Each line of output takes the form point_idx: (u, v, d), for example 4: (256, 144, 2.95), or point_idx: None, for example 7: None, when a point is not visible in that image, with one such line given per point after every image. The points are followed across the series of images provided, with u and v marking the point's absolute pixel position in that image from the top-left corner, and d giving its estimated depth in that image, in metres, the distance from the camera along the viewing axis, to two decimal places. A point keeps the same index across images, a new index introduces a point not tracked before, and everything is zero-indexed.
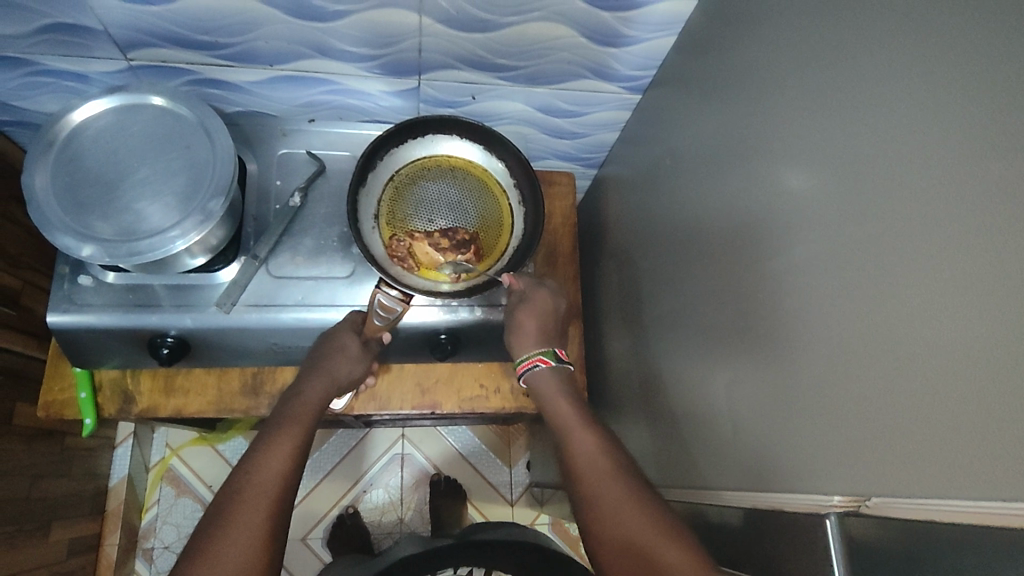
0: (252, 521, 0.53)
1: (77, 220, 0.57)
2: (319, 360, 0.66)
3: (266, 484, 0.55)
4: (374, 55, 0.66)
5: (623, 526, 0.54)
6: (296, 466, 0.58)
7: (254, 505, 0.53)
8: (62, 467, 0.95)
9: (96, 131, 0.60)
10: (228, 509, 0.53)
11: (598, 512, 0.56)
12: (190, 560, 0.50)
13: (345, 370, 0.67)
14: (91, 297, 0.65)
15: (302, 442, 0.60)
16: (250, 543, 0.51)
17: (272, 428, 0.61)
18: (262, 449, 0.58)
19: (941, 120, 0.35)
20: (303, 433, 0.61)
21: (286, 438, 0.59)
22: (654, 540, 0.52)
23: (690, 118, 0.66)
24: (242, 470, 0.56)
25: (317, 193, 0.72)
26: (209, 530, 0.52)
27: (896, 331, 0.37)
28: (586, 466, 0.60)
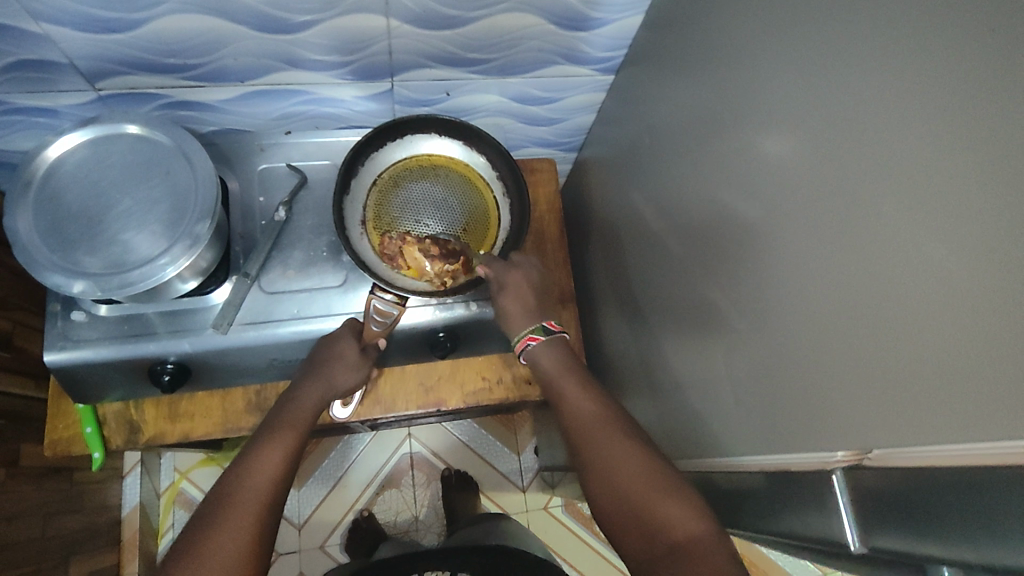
0: (240, 526, 0.53)
1: (64, 257, 0.56)
2: (315, 363, 0.66)
3: (257, 489, 0.55)
4: (344, 62, 0.66)
5: (626, 477, 0.55)
6: (287, 472, 0.59)
7: (244, 511, 0.54)
8: (73, 503, 0.95)
9: (74, 165, 0.60)
10: (218, 513, 0.53)
11: (597, 465, 0.58)
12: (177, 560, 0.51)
13: (342, 377, 0.67)
14: (87, 332, 0.65)
15: (296, 446, 0.61)
16: (237, 547, 0.52)
17: (266, 433, 0.61)
18: (255, 455, 0.58)
19: (911, 78, 0.36)
20: (297, 437, 0.61)
21: (279, 443, 0.59)
22: (662, 503, 0.53)
23: (665, 95, 0.66)
24: (235, 474, 0.57)
25: (301, 205, 0.72)
26: (195, 535, 0.52)
27: (885, 287, 0.38)
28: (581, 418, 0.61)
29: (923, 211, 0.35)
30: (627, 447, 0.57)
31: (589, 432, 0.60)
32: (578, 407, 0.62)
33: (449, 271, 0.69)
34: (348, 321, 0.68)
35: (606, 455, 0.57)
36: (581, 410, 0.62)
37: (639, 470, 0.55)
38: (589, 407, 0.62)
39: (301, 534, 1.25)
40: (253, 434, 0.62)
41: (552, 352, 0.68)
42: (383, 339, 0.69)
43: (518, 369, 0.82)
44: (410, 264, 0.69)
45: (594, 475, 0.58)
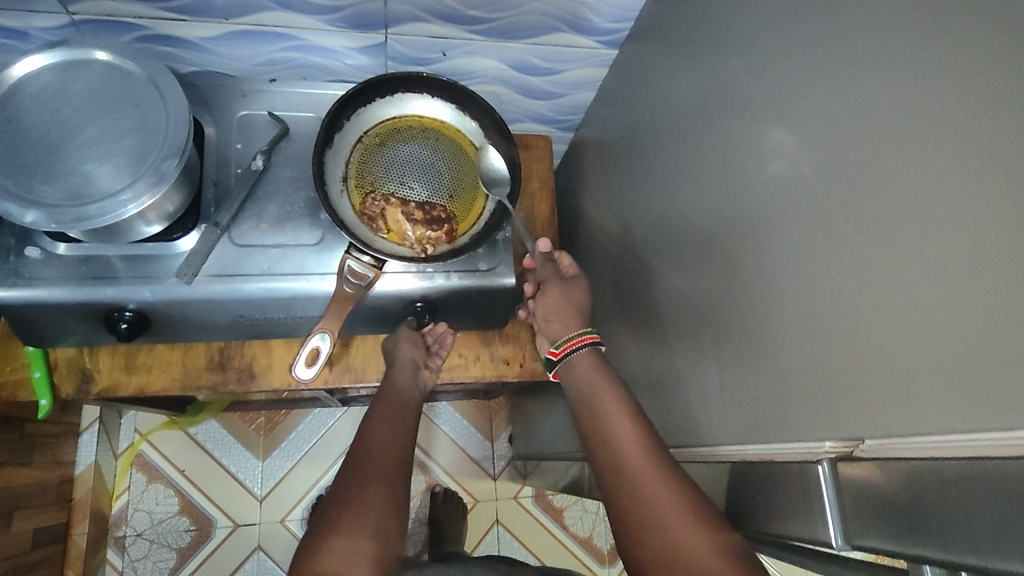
0: None
1: (18, 183, 0.53)
2: (392, 366, 0.70)
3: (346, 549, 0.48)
4: (336, 7, 0.63)
5: (662, 514, 0.48)
6: (377, 498, 0.53)
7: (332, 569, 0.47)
8: (22, 455, 0.91)
9: (38, 89, 0.56)
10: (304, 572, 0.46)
11: (631, 504, 0.50)
12: None
13: (410, 355, 0.71)
14: (41, 270, 0.61)
15: (383, 492, 0.53)
16: None
17: (354, 469, 0.55)
18: (351, 493, 0.53)
19: (936, 40, 0.33)
20: (376, 479, 0.54)
21: (373, 477, 0.54)
22: (690, 542, 0.45)
23: (668, 72, 0.64)
24: (326, 525, 0.50)
25: (281, 157, 0.69)
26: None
27: (889, 267, 0.35)
28: (620, 449, 0.54)
29: (937, 187, 0.32)
30: (659, 484, 0.50)
31: (625, 463, 0.53)
32: (626, 455, 0.53)
33: (430, 238, 0.66)
34: (407, 321, 0.72)
35: (648, 512, 0.49)
36: (630, 459, 0.53)
37: (677, 513, 0.47)
38: (640, 458, 0.52)
39: (263, 507, 1.18)
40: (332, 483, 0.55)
41: (595, 372, 0.64)
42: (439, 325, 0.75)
43: (497, 348, 0.80)
44: (389, 227, 0.66)
45: (625, 516, 0.50)
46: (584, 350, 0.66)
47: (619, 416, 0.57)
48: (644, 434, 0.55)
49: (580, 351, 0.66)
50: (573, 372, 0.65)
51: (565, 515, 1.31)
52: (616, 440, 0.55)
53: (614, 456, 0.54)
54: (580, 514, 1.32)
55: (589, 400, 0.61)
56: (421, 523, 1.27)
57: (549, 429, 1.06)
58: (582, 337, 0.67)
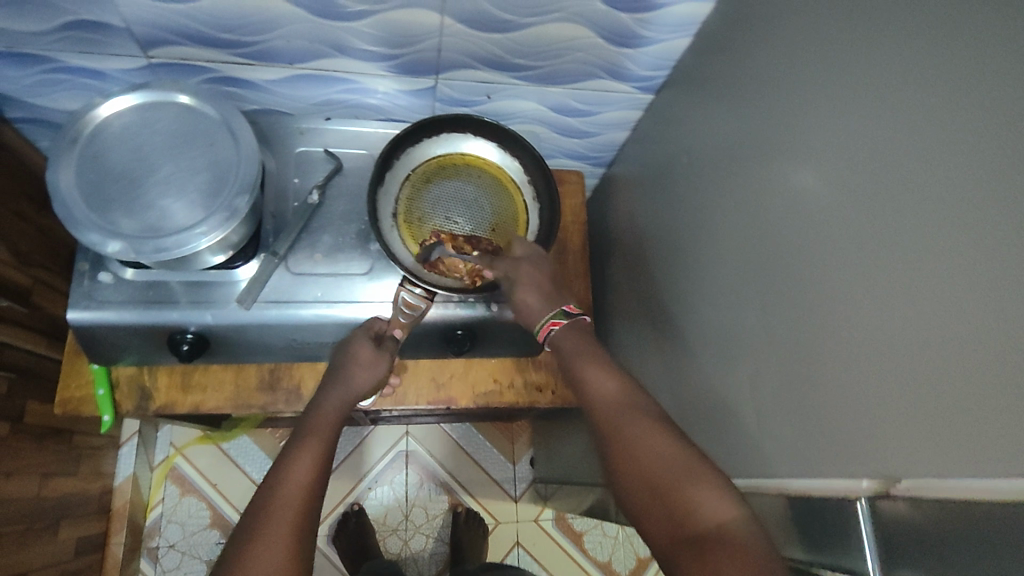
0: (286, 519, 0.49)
1: (102, 216, 0.57)
2: (342, 375, 0.64)
3: (292, 492, 0.51)
4: (392, 55, 0.67)
5: (653, 462, 0.49)
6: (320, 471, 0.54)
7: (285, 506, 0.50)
8: (69, 465, 0.95)
9: (120, 128, 0.61)
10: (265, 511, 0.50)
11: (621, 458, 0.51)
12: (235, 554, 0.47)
13: (364, 378, 0.65)
14: (111, 294, 0.65)
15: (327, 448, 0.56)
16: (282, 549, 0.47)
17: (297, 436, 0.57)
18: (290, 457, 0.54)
19: (959, 114, 0.36)
20: (321, 443, 0.56)
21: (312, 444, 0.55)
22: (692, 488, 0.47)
23: (701, 118, 0.67)
24: (270, 483, 0.52)
25: (335, 191, 0.73)
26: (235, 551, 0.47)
27: (917, 318, 0.38)
28: (605, 407, 0.55)
29: (964, 249, 0.35)
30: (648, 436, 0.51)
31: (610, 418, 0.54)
32: (607, 409, 0.55)
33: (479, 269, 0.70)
34: (364, 330, 0.67)
35: (634, 457, 0.50)
36: (611, 409, 0.55)
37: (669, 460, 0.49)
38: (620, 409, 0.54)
39: None
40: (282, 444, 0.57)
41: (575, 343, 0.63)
42: (400, 331, 0.68)
43: (530, 375, 0.82)
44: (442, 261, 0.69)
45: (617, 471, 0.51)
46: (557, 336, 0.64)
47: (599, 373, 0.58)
48: (626, 386, 0.56)
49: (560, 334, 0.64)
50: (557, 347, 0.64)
51: (584, 539, 1.33)
52: (597, 396, 0.56)
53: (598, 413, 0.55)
54: (600, 538, 1.34)
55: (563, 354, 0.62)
56: (443, 543, 1.29)
57: (572, 454, 1.09)
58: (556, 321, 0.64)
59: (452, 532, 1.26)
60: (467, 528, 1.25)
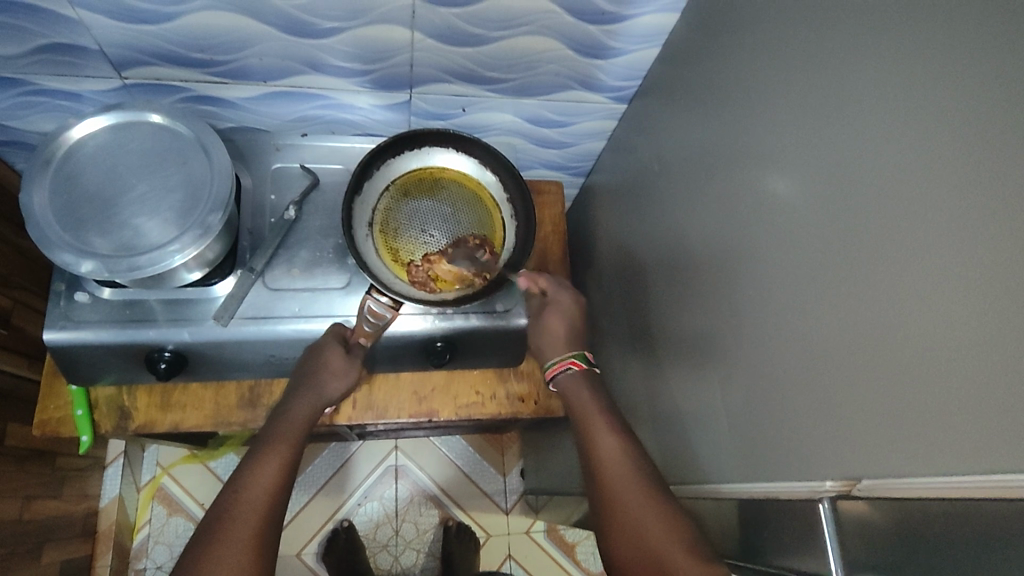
0: (246, 524, 0.55)
1: (76, 236, 0.57)
2: (310, 376, 0.67)
3: (255, 502, 0.57)
4: (366, 70, 0.68)
5: (642, 522, 0.55)
6: (285, 480, 0.60)
7: (248, 514, 0.56)
8: (52, 487, 0.94)
9: (94, 148, 0.61)
10: (224, 519, 0.56)
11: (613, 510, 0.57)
12: (198, 549, 0.54)
13: (333, 386, 0.68)
14: (87, 314, 0.65)
15: (291, 458, 0.62)
16: (240, 550, 0.54)
17: (260, 446, 0.62)
18: (249, 471, 0.60)
19: (915, 117, 0.37)
20: (290, 450, 0.62)
21: (273, 456, 0.61)
22: (672, 548, 0.52)
23: (672, 127, 0.68)
24: (231, 491, 0.58)
25: (312, 206, 0.74)
26: (196, 556, 0.53)
27: (879, 317, 0.39)
28: (603, 459, 0.60)
29: (922, 251, 0.36)
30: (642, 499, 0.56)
31: (607, 468, 0.59)
32: (606, 460, 0.60)
33: (486, 267, 0.71)
34: (331, 329, 0.68)
35: (628, 523, 0.55)
36: (611, 472, 0.59)
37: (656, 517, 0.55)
38: (617, 460, 0.60)
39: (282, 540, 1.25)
40: (247, 449, 0.62)
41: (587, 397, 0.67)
42: (367, 340, 0.69)
43: (513, 386, 0.82)
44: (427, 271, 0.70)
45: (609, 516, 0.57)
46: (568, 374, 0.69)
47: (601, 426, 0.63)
48: (623, 442, 0.61)
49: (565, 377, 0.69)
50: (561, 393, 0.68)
51: (577, 550, 1.32)
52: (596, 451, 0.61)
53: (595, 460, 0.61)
54: (592, 549, 1.33)
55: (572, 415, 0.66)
56: (434, 557, 1.28)
57: (560, 464, 1.09)
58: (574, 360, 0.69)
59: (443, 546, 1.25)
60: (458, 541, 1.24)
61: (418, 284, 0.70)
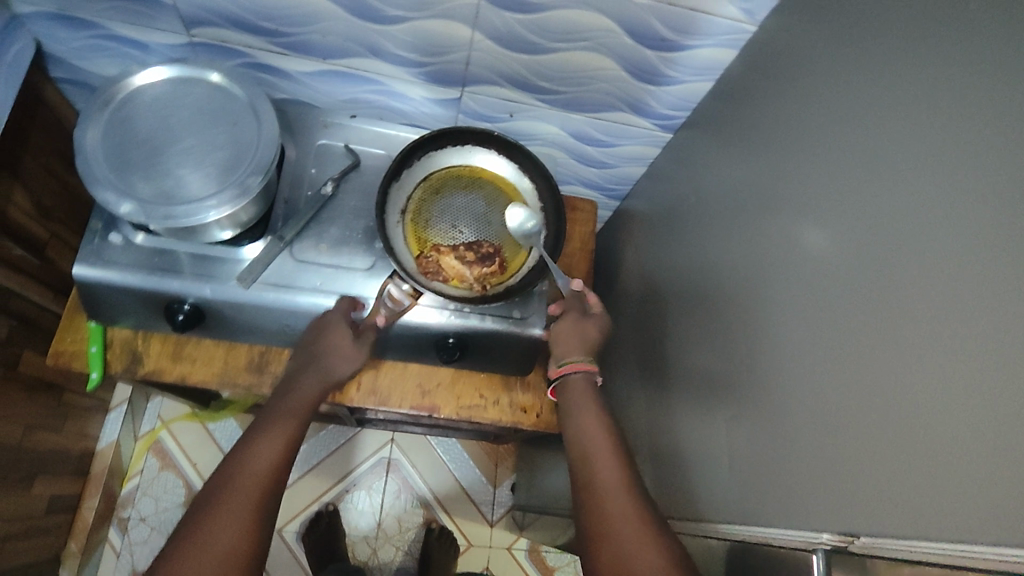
0: (248, 493, 0.55)
1: (120, 177, 0.59)
2: (320, 355, 0.69)
3: (260, 470, 0.57)
4: (422, 62, 0.70)
5: (630, 542, 0.50)
6: (290, 454, 0.60)
7: (251, 484, 0.56)
8: (54, 421, 0.96)
9: (152, 97, 0.63)
10: (226, 485, 0.55)
11: (604, 531, 0.52)
12: (201, 510, 0.54)
13: (340, 368, 0.70)
14: (118, 255, 0.67)
15: (296, 433, 0.62)
16: (243, 516, 0.53)
17: (266, 420, 0.62)
18: (250, 450, 0.59)
19: (956, 177, 0.36)
20: (297, 425, 0.63)
21: (280, 428, 0.61)
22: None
23: (713, 162, 0.68)
24: (238, 458, 0.58)
25: (349, 187, 0.75)
26: (201, 512, 0.53)
27: (894, 374, 0.38)
28: (597, 469, 0.58)
29: (946, 314, 0.35)
30: (631, 519, 0.52)
31: (599, 480, 0.57)
32: (600, 470, 0.58)
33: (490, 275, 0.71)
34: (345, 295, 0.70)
35: (615, 539, 0.51)
36: (601, 481, 0.56)
37: (646, 539, 0.51)
38: (611, 472, 0.57)
39: None
40: (251, 421, 0.63)
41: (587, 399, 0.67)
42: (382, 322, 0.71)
43: (517, 395, 0.82)
44: (449, 274, 0.70)
45: (595, 531, 0.53)
46: (580, 377, 0.69)
47: (598, 437, 0.61)
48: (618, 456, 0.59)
49: (571, 376, 0.69)
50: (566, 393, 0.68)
51: None
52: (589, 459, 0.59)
53: (587, 470, 0.58)
54: None
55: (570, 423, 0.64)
56: (411, 557, 1.27)
57: (552, 484, 1.08)
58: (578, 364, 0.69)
59: (423, 548, 1.25)
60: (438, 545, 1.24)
61: (422, 274, 0.70)
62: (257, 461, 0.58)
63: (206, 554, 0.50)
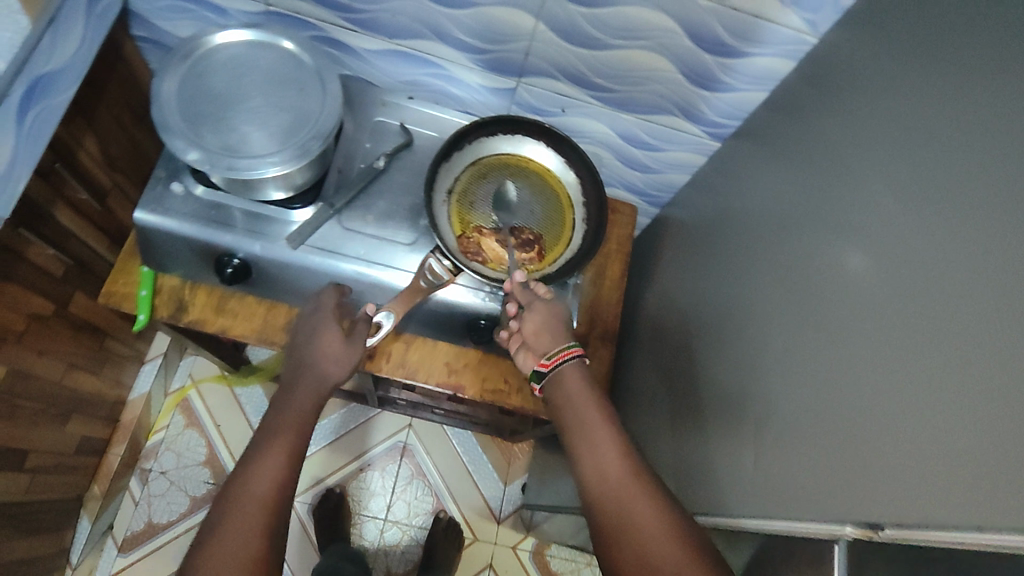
0: (252, 517, 0.53)
1: (190, 126, 0.62)
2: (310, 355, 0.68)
3: (263, 490, 0.55)
4: (484, 49, 0.72)
5: (659, 547, 0.49)
6: (293, 468, 0.58)
7: (256, 509, 0.54)
8: (95, 364, 1.00)
9: (227, 56, 0.66)
10: (230, 508, 0.53)
11: (627, 541, 0.51)
12: (207, 541, 0.51)
13: (336, 371, 0.68)
14: (177, 204, 0.70)
15: (297, 446, 0.60)
16: (249, 542, 0.51)
17: (264, 438, 0.60)
18: (261, 457, 0.58)
19: (997, 182, 0.37)
20: (296, 437, 0.61)
21: (279, 442, 0.59)
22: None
23: (758, 169, 0.69)
24: (240, 479, 0.56)
25: (400, 163, 0.77)
26: (207, 544, 0.51)
27: (924, 372, 0.38)
28: (606, 469, 0.56)
29: (980, 313, 0.35)
30: (653, 521, 0.51)
31: (610, 482, 0.55)
32: (608, 471, 0.56)
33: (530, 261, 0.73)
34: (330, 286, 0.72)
35: (639, 547, 0.50)
36: (613, 483, 0.55)
37: (672, 541, 0.49)
38: (618, 470, 0.56)
39: None
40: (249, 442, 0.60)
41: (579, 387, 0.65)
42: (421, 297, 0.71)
43: None
44: (489, 255, 0.73)
45: (617, 541, 0.51)
46: (573, 364, 0.66)
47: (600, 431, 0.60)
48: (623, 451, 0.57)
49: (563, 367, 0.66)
50: (557, 383, 0.66)
51: None
52: (595, 457, 0.57)
53: (595, 472, 0.56)
54: None
55: (569, 419, 0.62)
56: (416, 544, 1.28)
57: (565, 484, 1.08)
58: (570, 349, 0.67)
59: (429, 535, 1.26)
60: (444, 536, 1.25)
61: (462, 253, 0.72)
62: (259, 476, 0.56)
63: None
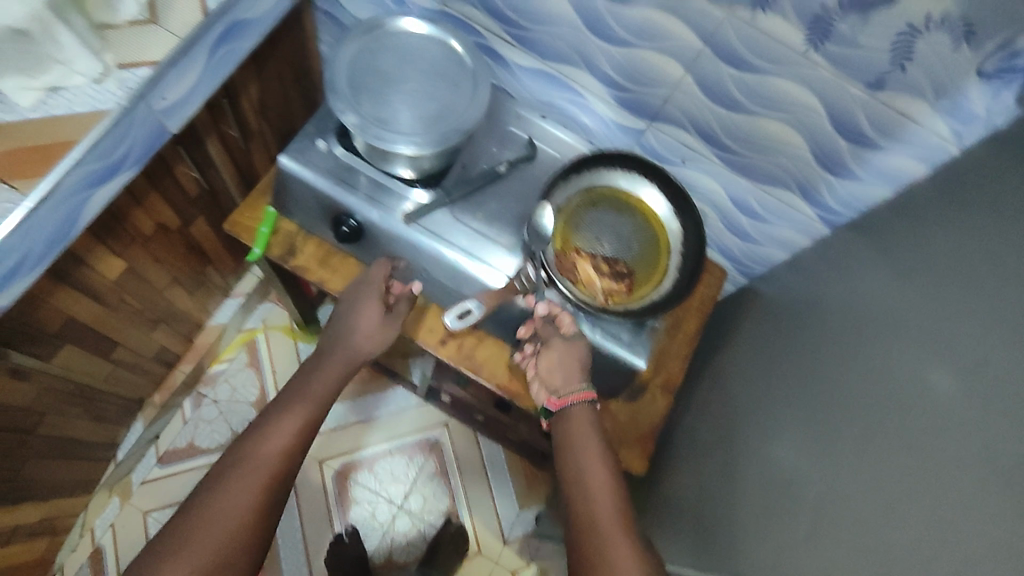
0: (259, 475, 0.60)
1: (353, 92, 0.69)
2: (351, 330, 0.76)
3: (273, 451, 0.63)
4: (626, 87, 0.76)
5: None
6: (302, 438, 0.66)
7: (263, 468, 0.61)
8: (191, 285, 1.08)
9: (398, 40, 0.73)
10: (241, 463, 0.61)
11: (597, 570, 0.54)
12: (214, 485, 0.59)
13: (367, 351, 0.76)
14: (316, 159, 0.76)
15: (311, 417, 0.68)
16: (250, 494, 0.59)
17: (283, 405, 0.68)
18: (272, 424, 0.65)
19: None
20: (311, 408, 0.69)
21: (297, 410, 0.67)
22: None
23: (857, 260, 0.69)
24: (253, 439, 0.63)
25: (518, 173, 0.82)
26: (214, 487, 0.59)
27: (1000, 477, 0.38)
28: (594, 505, 0.60)
29: None
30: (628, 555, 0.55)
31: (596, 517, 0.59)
32: (594, 506, 0.60)
33: (618, 292, 0.75)
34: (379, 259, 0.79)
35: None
36: (597, 517, 0.59)
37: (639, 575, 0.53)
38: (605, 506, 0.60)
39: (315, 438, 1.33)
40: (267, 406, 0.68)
41: (577, 425, 0.71)
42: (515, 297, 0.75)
43: None
44: (581, 276, 0.74)
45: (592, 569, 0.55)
46: (582, 404, 0.72)
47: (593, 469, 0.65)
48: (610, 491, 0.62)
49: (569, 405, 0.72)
50: (562, 419, 0.71)
51: None
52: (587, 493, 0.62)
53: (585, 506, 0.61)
54: None
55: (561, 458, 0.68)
56: (422, 539, 1.30)
57: None
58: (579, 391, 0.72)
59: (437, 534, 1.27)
60: (450, 539, 1.26)
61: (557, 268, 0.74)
62: (274, 440, 0.64)
63: (219, 525, 0.56)
